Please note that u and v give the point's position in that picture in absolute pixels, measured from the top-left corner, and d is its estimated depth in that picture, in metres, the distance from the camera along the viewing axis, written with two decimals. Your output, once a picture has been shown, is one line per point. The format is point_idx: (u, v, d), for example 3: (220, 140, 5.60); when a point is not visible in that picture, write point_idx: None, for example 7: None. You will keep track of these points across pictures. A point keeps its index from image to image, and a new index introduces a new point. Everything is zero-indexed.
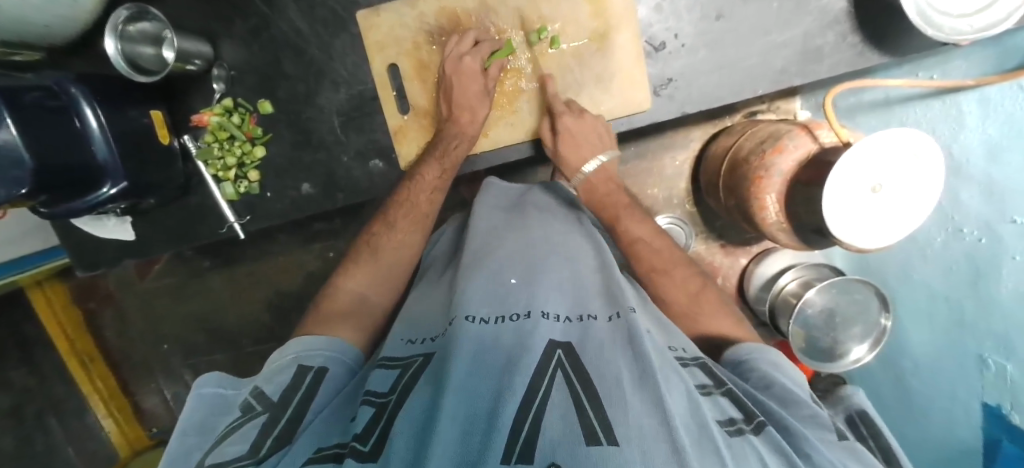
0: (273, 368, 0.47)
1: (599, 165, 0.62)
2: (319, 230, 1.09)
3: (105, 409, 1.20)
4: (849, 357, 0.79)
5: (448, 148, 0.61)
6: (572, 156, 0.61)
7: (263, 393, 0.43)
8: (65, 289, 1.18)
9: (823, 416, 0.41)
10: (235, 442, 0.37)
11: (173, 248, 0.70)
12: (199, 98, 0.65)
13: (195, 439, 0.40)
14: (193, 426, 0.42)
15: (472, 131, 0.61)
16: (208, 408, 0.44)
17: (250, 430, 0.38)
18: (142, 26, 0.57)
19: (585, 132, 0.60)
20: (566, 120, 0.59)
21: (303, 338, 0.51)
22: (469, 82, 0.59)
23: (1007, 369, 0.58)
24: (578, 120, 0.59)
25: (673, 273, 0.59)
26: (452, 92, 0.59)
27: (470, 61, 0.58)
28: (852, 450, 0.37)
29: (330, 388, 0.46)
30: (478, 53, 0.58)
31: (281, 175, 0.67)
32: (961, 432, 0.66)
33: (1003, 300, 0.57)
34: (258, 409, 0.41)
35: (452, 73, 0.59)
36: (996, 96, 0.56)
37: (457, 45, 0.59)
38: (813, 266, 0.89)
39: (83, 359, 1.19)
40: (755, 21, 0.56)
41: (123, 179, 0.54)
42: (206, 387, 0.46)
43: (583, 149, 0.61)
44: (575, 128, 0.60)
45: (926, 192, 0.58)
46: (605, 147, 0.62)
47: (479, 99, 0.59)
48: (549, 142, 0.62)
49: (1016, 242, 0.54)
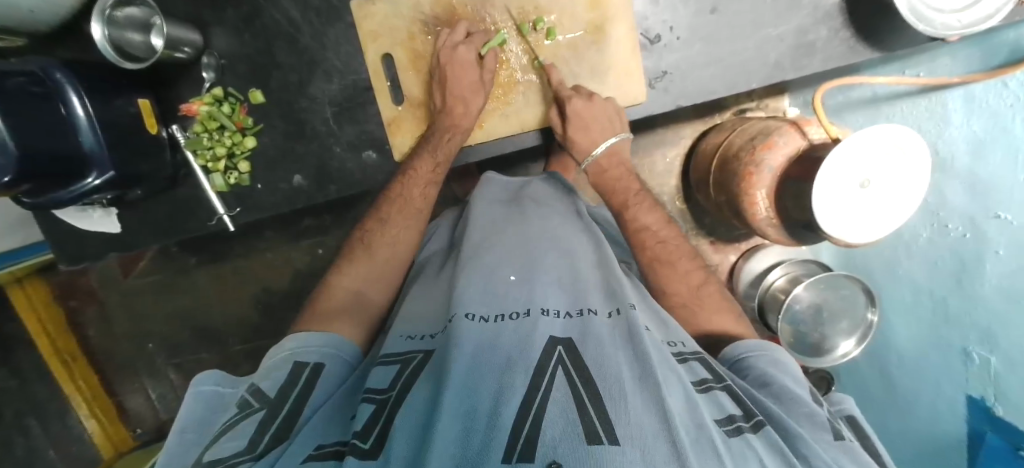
0: (270, 365, 0.47)
1: (610, 148, 0.61)
2: (308, 226, 1.08)
3: (86, 408, 1.16)
4: (839, 351, 0.81)
5: (440, 142, 0.60)
6: (583, 144, 0.60)
7: (261, 389, 0.42)
8: (45, 286, 1.15)
9: (820, 415, 0.41)
10: (232, 439, 0.36)
11: (161, 241, 0.69)
12: (188, 86, 0.64)
13: (193, 437, 0.40)
14: (191, 424, 0.41)
15: (465, 124, 0.60)
16: (205, 406, 0.43)
17: (247, 427, 0.38)
18: (130, 11, 0.56)
19: (596, 114, 0.59)
20: (575, 105, 0.58)
21: (301, 334, 0.50)
22: (463, 74, 0.58)
23: (991, 362, 0.59)
24: (588, 104, 0.58)
25: (668, 248, 0.60)
26: (448, 81, 0.58)
27: (467, 49, 0.57)
28: (847, 450, 0.38)
29: (328, 385, 0.46)
30: (472, 43, 0.58)
31: (272, 167, 0.66)
32: (945, 424, 0.68)
33: (985, 296, 0.59)
34: (254, 405, 0.41)
35: (446, 61, 0.58)
36: (980, 94, 0.58)
37: (449, 36, 0.59)
38: (800, 262, 0.90)
39: (65, 357, 1.15)
40: (749, 15, 0.57)
41: (110, 168, 0.53)
42: (205, 385, 0.44)
43: (594, 132, 0.60)
44: (585, 111, 0.58)
45: (913, 189, 0.59)
46: (617, 130, 0.60)
47: (473, 91, 0.59)
48: (559, 128, 0.61)
49: (999, 236, 0.55)
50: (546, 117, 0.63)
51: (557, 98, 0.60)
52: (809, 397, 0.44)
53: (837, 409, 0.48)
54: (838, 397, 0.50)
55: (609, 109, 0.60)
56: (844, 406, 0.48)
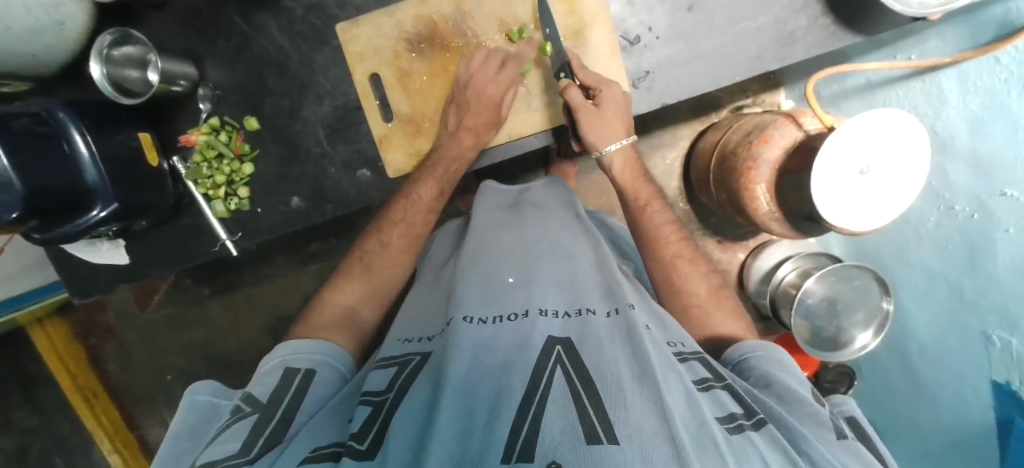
0: (262, 373, 0.47)
1: (620, 149, 0.60)
2: (316, 250, 1.10)
3: (109, 443, 1.19)
4: (856, 345, 0.79)
5: (445, 170, 0.62)
6: (603, 137, 0.58)
7: (253, 395, 0.43)
8: (65, 325, 1.18)
9: (823, 414, 0.40)
10: (223, 443, 0.37)
11: (166, 270, 0.70)
12: (186, 119, 0.66)
13: (186, 444, 0.41)
14: (185, 431, 0.42)
15: (471, 153, 0.62)
16: (200, 416, 0.44)
17: (239, 431, 0.39)
18: (127, 50, 0.59)
19: (614, 111, 0.57)
20: (611, 92, 0.57)
21: (293, 342, 0.51)
22: (482, 105, 0.59)
23: (1012, 345, 0.57)
24: (614, 95, 0.57)
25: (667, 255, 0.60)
26: (461, 111, 0.60)
27: (494, 87, 0.59)
28: (851, 450, 0.37)
29: (322, 388, 0.46)
30: (501, 81, 0.60)
31: (271, 191, 0.67)
32: (973, 413, 0.65)
33: (1002, 277, 0.56)
34: (247, 410, 0.42)
35: (468, 91, 0.59)
36: (973, 72, 0.56)
37: (474, 64, 0.60)
38: (811, 256, 0.89)
39: (87, 395, 1.18)
40: (726, 9, 0.57)
41: (113, 200, 0.55)
42: (201, 394, 0.46)
43: (609, 129, 0.58)
44: (608, 101, 0.57)
45: (914, 173, 0.58)
46: (621, 136, 0.59)
47: (487, 123, 0.61)
48: (582, 115, 0.57)
49: (1007, 214, 0.53)
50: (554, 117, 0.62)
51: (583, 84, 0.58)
52: (812, 396, 0.43)
53: (838, 411, 0.46)
54: (840, 399, 0.49)
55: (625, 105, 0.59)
56: (846, 407, 0.46)
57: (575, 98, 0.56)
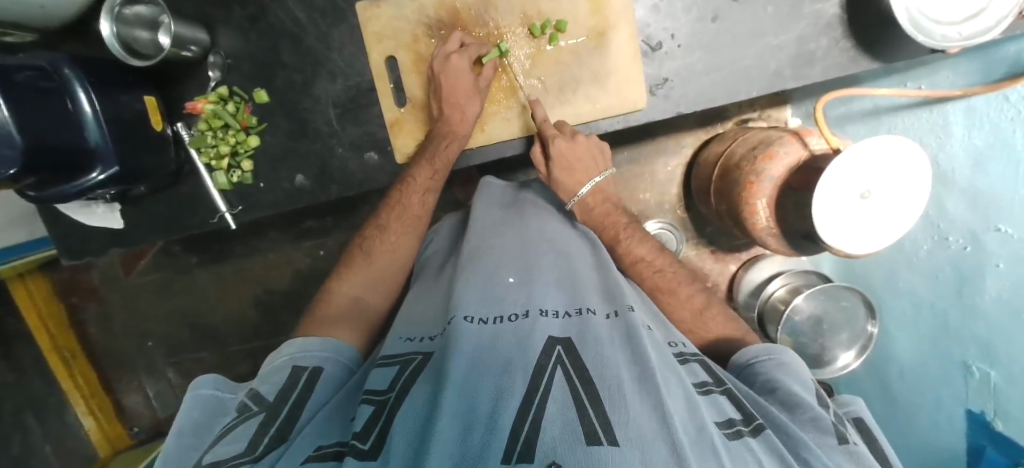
0: (268, 371, 0.47)
1: (595, 186, 0.63)
2: (309, 227, 1.09)
3: (83, 404, 1.17)
4: (838, 363, 0.81)
5: (438, 149, 0.61)
6: (572, 180, 0.62)
7: (260, 393, 0.43)
8: (48, 283, 1.15)
9: (825, 419, 0.40)
10: (231, 442, 0.37)
11: (162, 238, 0.69)
12: (194, 86, 0.65)
13: (191, 439, 0.39)
14: (189, 425, 0.41)
15: (463, 131, 0.61)
16: (203, 409, 0.43)
17: (245, 430, 0.38)
18: (137, 9, 0.57)
19: (579, 154, 0.61)
20: (559, 145, 0.59)
21: (299, 341, 0.51)
22: (456, 80, 0.59)
23: (991, 376, 0.59)
24: (569, 143, 0.60)
25: (671, 272, 0.61)
26: (441, 90, 0.59)
27: (459, 57, 0.58)
28: (853, 457, 0.37)
29: (327, 388, 0.46)
30: (465, 52, 0.58)
31: (276, 166, 0.66)
32: (945, 438, 0.67)
33: (987, 310, 0.58)
34: (254, 409, 0.41)
35: (440, 71, 0.59)
36: (980, 106, 0.57)
37: (444, 45, 0.60)
38: (801, 273, 0.91)
39: (65, 355, 1.16)
40: (750, 24, 0.57)
41: (115, 163, 0.54)
42: (204, 388, 0.45)
43: (578, 173, 0.62)
44: (568, 150, 0.60)
45: (914, 198, 0.59)
46: (601, 169, 0.63)
47: (468, 97, 0.59)
48: (544, 167, 0.63)
49: (999, 248, 0.54)
50: (528, 127, 0.64)
51: (541, 136, 0.60)
52: (815, 400, 0.43)
53: (845, 411, 0.47)
54: (847, 398, 0.50)
55: (590, 146, 0.62)
56: (853, 407, 0.48)
57: (537, 156, 0.62)
